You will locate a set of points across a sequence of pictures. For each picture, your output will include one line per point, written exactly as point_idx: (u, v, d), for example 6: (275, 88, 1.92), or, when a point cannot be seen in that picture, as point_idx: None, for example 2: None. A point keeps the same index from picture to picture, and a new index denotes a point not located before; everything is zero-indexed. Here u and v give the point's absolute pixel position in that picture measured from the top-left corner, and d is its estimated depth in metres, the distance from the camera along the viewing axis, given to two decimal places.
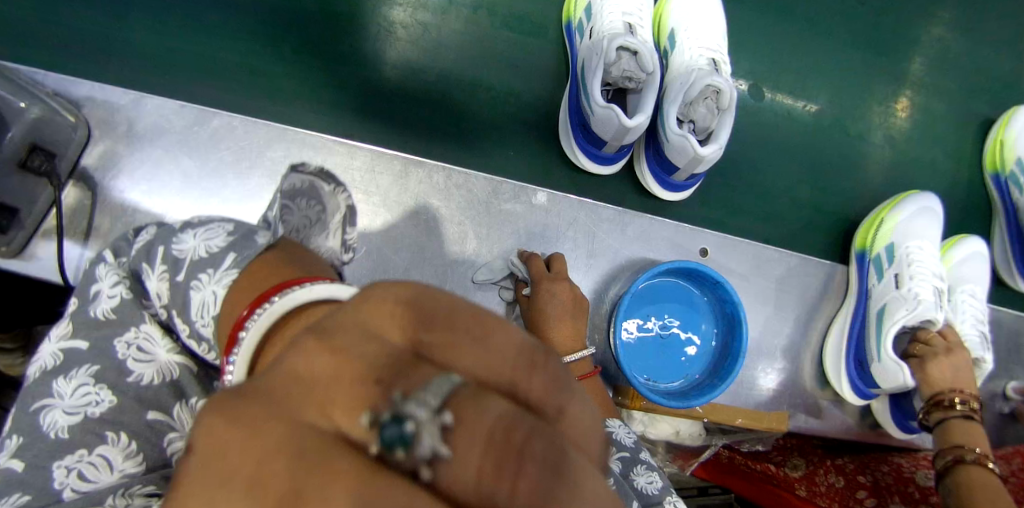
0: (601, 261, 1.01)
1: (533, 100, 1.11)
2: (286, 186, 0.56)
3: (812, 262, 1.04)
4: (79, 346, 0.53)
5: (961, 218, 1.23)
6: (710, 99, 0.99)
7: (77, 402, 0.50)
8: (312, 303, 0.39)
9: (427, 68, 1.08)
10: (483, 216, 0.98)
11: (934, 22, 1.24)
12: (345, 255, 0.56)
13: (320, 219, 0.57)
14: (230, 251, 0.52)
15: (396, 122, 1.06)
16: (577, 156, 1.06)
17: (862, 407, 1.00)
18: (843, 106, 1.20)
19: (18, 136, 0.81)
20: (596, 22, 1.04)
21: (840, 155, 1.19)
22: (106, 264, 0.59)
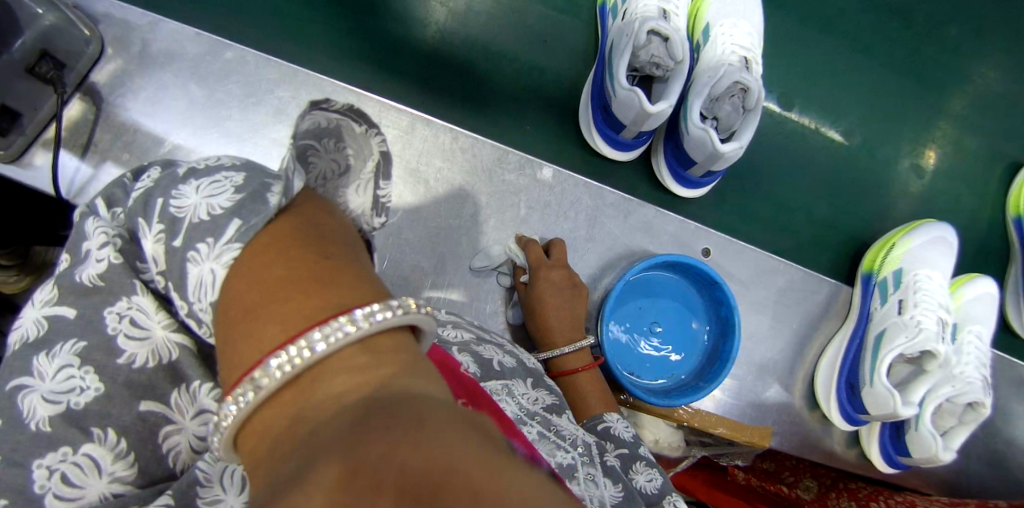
0: (599, 246, 0.99)
1: (557, 77, 1.09)
2: (300, 122, 0.43)
3: (817, 278, 1.01)
4: (65, 314, 0.38)
5: (978, 257, 1.17)
6: (736, 97, 0.95)
7: (58, 388, 0.37)
8: (367, 336, 0.33)
9: (454, 31, 1.06)
10: (485, 184, 0.97)
11: (982, 56, 1.20)
12: (374, 218, 0.47)
13: (348, 167, 0.47)
14: (235, 216, 0.37)
15: (414, 83, 1.05)
16: (594, 138, 1.03)
17: (850, 435, 0.96)
18: (873, 126, 1.16)
19: (28, 42, 0.84)
20: (630, 4, 1.00)
21: (866, 177, 1.15)
22: (97, 217, 0.43)
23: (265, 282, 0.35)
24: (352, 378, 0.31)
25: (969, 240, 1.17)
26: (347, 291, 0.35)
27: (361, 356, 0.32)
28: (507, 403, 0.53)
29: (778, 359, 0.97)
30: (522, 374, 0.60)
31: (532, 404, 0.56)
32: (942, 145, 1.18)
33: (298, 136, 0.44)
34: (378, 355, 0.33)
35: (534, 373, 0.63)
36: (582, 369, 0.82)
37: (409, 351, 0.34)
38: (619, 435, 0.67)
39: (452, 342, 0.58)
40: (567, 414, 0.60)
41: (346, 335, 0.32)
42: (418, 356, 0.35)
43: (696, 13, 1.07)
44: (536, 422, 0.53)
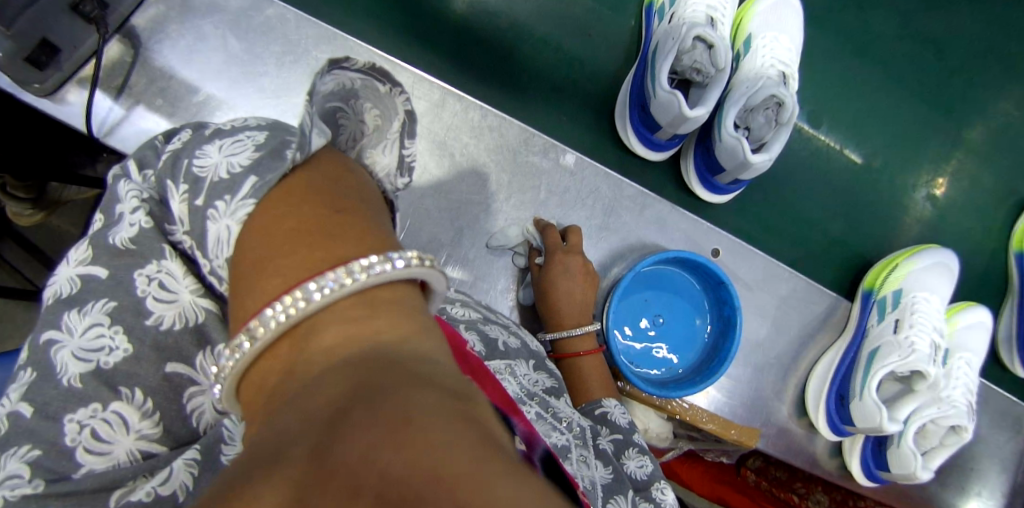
0: (613, 236, 1.03)
1: (595, 72, 1.12)
2: (320, 84, 0.38)
3: (818, 290, 1.04)
4: (97, 273, 0.39)
5: (975, 288, 1.20)
6: (770, 111, 0.97)
7: (87, 345, 0.38)
8: (368, 287, 0.30)
9: (501, 14, 1.09)
10: (509, 164, 1.00)
11: (1009, 95, 1.22)
12: (399, 179, 0.43)
13: (377, 127, 0.42)
14: (251, 174, 0.35)
15: (454, 62, 1.07)
16: (630, 138, 1.07)
17: (831, 445, 1.00)
18: (895, 151, 1.19)
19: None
20: (678, 8, 1.02)
21: (880, 198, 1.18)
22: (128, 181, 0.43)
23: (272, 236, 0.33)
24: (344, 331, 0.29)
25: (971, 270, 1.20)
26: (347, 242, 0.32)
27: (357, 309, 0.30)
28: (508, 382, 0.55)
29: (772, 365, 1.00)
30: (525, 356, 0.63)
31: (532, 385, 0.59)
32: (958, 176, 1.20)
33: (321, 100, 0.39)
34: (377, 308, 0.30)
35: (535, 356, 0.66)
36: (584, 352, 0.86)
37: (412, 307, 0.32)
38: (614, 420, 0.70)
39: (460, 318, 0.61)
40: (565, 398, 0.63)
41: (338, 288, 0.29)
42: (421, 312, 0.32)
43: (741, 21, 1.09)
44: (535, 403, 0.55)
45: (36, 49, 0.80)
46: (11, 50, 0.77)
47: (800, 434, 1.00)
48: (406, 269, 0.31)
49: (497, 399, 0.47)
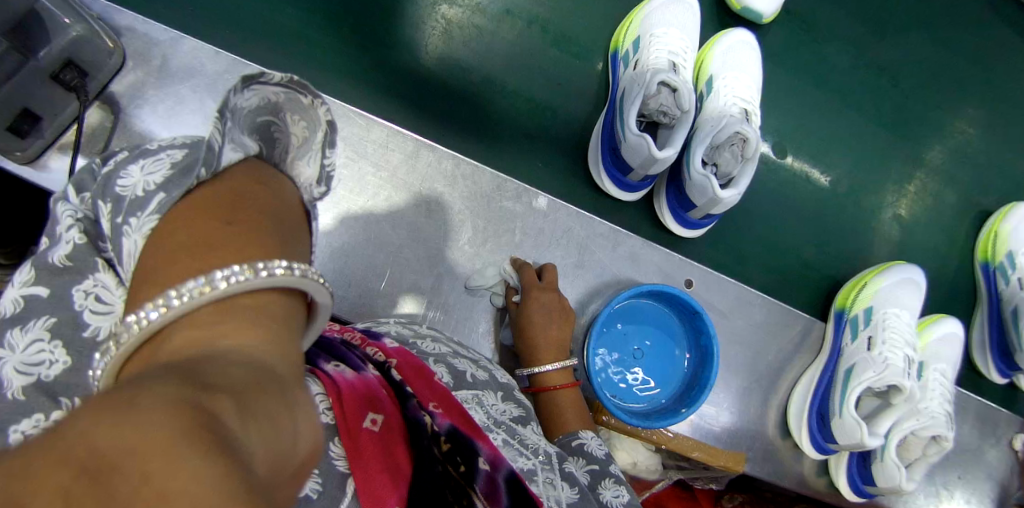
0: (588, 273, 1.01)
1: (569, 118, 1.13)
2: (239, 101, 0.37)
3: (791, 312, 1.05)
4: (39, 292, 0.39)
5: (947, 300, 1.22)
6: (736, 147, 1.01)
7: (29, 360, 0.38)
8: (239, 297, 0.29)
9: (473, 68, 1.09)
10: (483, 210, 0.97)
11: (958, 115, 1.28)
12: (317, 187, 0.43)
13: (300, 139, 0.42)
14: (161, 189, 0.36)
15: (427, 116, 1.07)
16: (603, 180, 1.08)
17: (820, 463, 0.99)
18: (857, 176, 1.22)
19: (55, 50, 0.80)
20: (642, 55, 1.05)
21: (848, 221, 1.21)
22: (67, 204, 0.43)
23: (172, 247, 0.32)
24: (196, 337, 0.27)
25: (942, 284, 1.22)
26: (227, 238, 0.32)
27: (211, 327, 0.28)
28: (475, 412, 0.53)
29: (753, 388, 1.00)
30: (493, 387, 0.60)
31: (500, 414, 0.56)
32: (918, 195, 1.24)
33: (245, 118, 0.38)
34: (237, 319, 0.28)
35: (506, 386, 0.62)
36: (561, 387, 0.82)
37: (280, 317, 0.30)
38: (590, 451, 0.67)
39: (428, 353, 0.58)
40: (533, 425, 0.60)
41: (200, 294, 0.28)
42: (293, 334, 0.30)
43: (701, 65, 1.14)
44: (502, 430, 0.54)
45: (19, 118, 0.79)
46: None
47: (785, 456, 0.98)
48: (276, 277, 0.30)
49: (461, 423, 0.44)
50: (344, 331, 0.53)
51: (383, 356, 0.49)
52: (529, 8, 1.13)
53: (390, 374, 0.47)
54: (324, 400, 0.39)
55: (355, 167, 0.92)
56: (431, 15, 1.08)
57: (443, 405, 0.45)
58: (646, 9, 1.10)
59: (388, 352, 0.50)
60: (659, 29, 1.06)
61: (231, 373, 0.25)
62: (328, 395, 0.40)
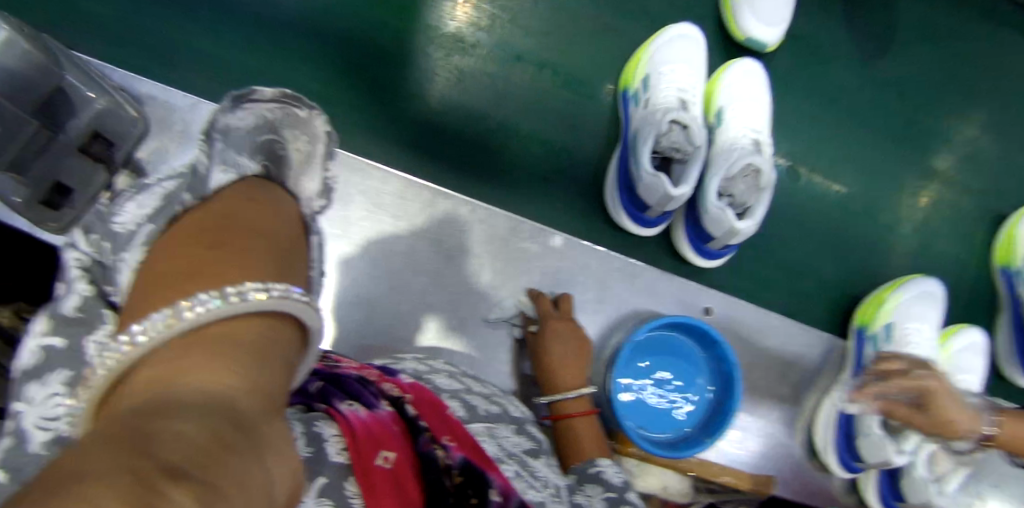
0: (607, 308, 0.99)
1: (584, 161, 1.06)
2: (231, 120, 0.45)
3: (812, 333, 1.03)
4: (55, 343, 0.40)
5: (968, 309, 1.18)
6: (750, 178, 0.98)
7: (46, 414, 0.38)
8: (210, 325, 0.29)
9: (486, 115, 1.02)
10: (500, 252, 0.96)
11: (965, 120, 1.21)
12: (318, 202, 0.46)
13: (306, 154, 0.47)
14: (149, 221, 0.37)
15: (433, 165, 0.99)
16: (620, 217, 1.01)
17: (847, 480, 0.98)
18: (876, 193, 1.15)
19: (83, 122, 0.82)
20: (652, 94, 1.01)
21: (871, 240, 1.14)
22: (74, 248, 0.45)
23: (160, 273, 0.33)
24: (161, 373, 0.26)
25: (960, 294, 1.19)
26: (216, 252, 0.34)
27: (176, 360, 0.27)
28: (488, 444, 0.53)
29: (777, 411, 0.98)
30: (505, 420, 0.60)
31: (512, 446, 0.56)
32: (935, 203, 1.19)
33: (244, 137, 0.45)
34: (207, 349, 0.28)
35: (519, 420, 0.62)
36: (578, 414, 0.80)
37: (255, 344, 0.30)
38: (608, 479, 0.65)
39: (443, 388, 0.59)
40: (543, 458, 0.59)
41: (172, 324, 0.28)
42: (269, 358, 0.30)
43: (712, 93, 1.07)
44: (513, 460, 0.53)
45: (51, 191, 0.81)
46: (28, 195, 0.79)
47: (814, 475, 0.98)
48: (251, 302, 0.31)
49: (474, 455, 0.45)
50: (361, 368, 0.54)
51: (398, 392, 0.49)
52: (536, 51, 1.05)
53: (404, 409, 0.47)
54: (338, 440, 0.39)
55: (375, 219, 0.91)
56: (439, 65, 1.01)
57: (457, 439, 0.46)
58: (652, 48, 1.04)
59: (403, 388, 0.50)
60: (666, 66, 1.03)
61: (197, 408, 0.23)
62: (342, 435, 0.40)
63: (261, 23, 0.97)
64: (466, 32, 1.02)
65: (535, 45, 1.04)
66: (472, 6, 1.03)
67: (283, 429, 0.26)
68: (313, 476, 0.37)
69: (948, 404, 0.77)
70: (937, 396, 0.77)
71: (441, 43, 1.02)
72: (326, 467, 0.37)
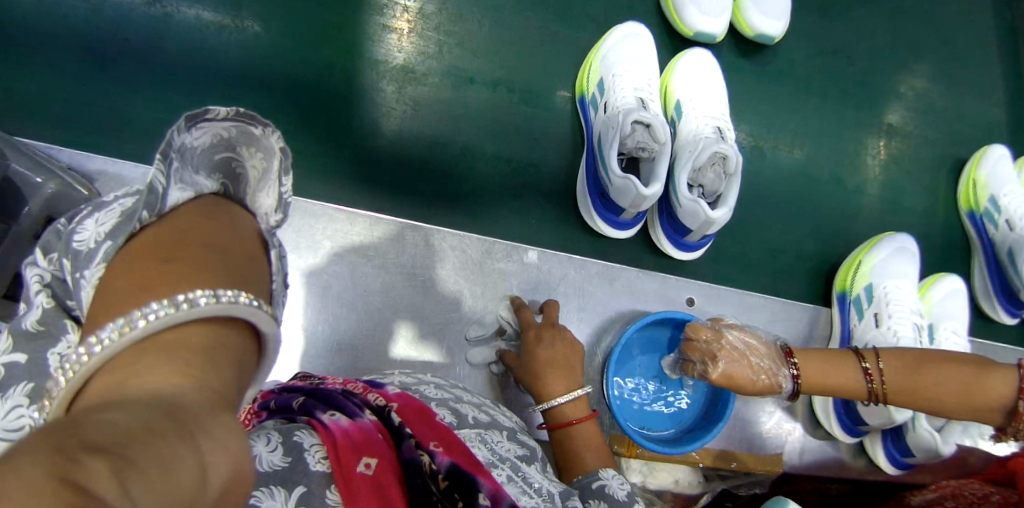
0: (591, 314, 0.95)
1: (552, 172, 0.98)
2: (186, 141, 0.36)
3: (795, 306, 1.03)
4: (16, 359, 0.36)
5: (942, 256, 1.19)
6: (717, 166, 0.90)
7: (9, 427, 0.34)
8: (165, 331, 0.27)
9: (449, 142, 0.95)
10: (476, 275, 0.91)
11: (911, 73, 1.22)
12: (277, 217, 0.41)
13: (265, 171, 0.41)
14: (108, 238, 0.33)
15: (389, 197, 0.92)
16: (596, 222, 0.95)
17: (854, 444, 0.97)
18: (838, 158, 1.15)
19: (35, 209, 0.72)
20: (608, 96, 0.94)
21: (840, 205, 1.14)
22: (35, 265, 0.40)
23: (109, 288, 0.30)
24: (112, 382, 0.24)
25: (933, 242, 1.19)
26: (167, 267, 0.30)
27: (129, 366, 0.25)
28: (479, 449, 0.51)
29: None
30: (497, 427, 0.57)
31: (505, 450, 0.53)
32: (895, 159, 1.19)
33: (199, 158, 0.38)
34: (159, 354, 0.26)
35: (512, 428, 0.59)
36: (578, 420, 0.75)
37: (214, 346, 0.28)
38: (612, 493, 0.61)
39: (431, 396, 0.56)
40: (538, 463, 0.55)
41: (118, 336, 0.25)
42: (231, 358, 0.28)
43: (664, 88, 1.04)
44: (506, 465, 0.50)
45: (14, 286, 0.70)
46: None
47: (821, 445, 0.96)
48: (206, 306, 0.27)
49: (462, 459, 0.42)
50: (347, 381, 0.51)
51: (384, 400, 0.46)
52: (490, 71, 0.98)
53: (389, 418, 0.44)
54: (319, 450, 0.38)
55: (344, 262, 0.86)
56: (387, 98, 0.93)
57: (446, 443, 0.43)
58: (601, 51, 0.98)
59: (391, 397, 0.47)
60: (619, 67, 0.95)
61: (126, 415, 0.21)
62: (322, 447, 0.38)
63: (181, 70, 0.87)
64: (405, 58, 0.94)
65: (485, 64, 0.97)
66: (416, 34, 0.95)
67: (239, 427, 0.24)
68: (290, 486, 0.35)
69: (742, 372, 0.75)
70: (728, 369, 0.75)
71: (390, 76, 0.94)
72: (308, 476, 0.36)
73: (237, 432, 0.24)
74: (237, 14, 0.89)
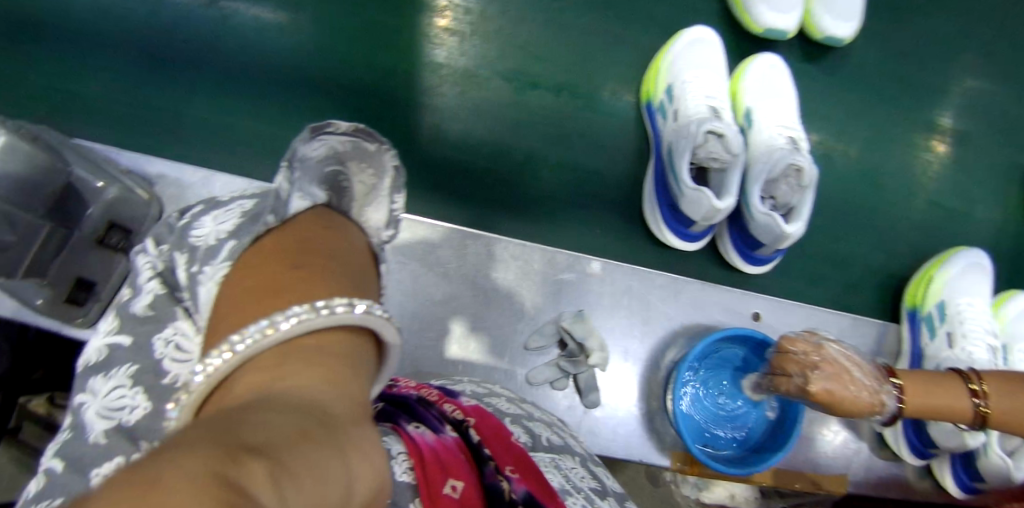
0: (656, 328, 0.88)
1: (605, 177, 0.97)
2: (305, 152, 0.41)
3: (866, 321, 0.98)
4: (121, 341, 0.39)
5: (1013, 270, 1.13)
6: (791, 178, 0.87)
7: (111, 404, 0.37)
8: (305, 335, 0.29)
9: (501, 145, 0.95)
10: (538, 286, 0.85)
11: (986, 76, 1.15)
12: (386, 232, 0.43)
13: (373, 186, 0.43)
14: (231, 238, 0.37)
15: (442, 198, 0.92)
16: (663, 231, 0.93)
17: (920, 466, 0.92)
18: (906, 165, 1.09)
19: (97, 213, 0.68)
20: (679, 104, 0.91)
21: (907, 214, 1.08)
22: (145, 253, 0.43)
23: (246, 289, 0.33)
24: (261, 379, 0.27)
25: (1004, 255, 1.13)
26: (297, 272, 0.33)
27: (276, 366, 0.27)
28: (553, 476, 0.49)
29: None
30: (569, 451, 0.56)
31: (580, 480, 0.51)
32: (966, 166, 1.13)
33: (314, 169, 0.41)
34: (301, 358, 0.28)
35: (583, 455, 0.58)
36: None
37: (344, 354, 0.30)
38: None
39: (505, 413, 0.56)
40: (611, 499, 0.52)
41: (266, 335, 0.28)
42: (359, 368, 0.30)
43: (735, 93, 0.99)
44: (580, 495, 0.48)
45: (75, 288, 0.69)
46: (49, 296, 0.67)
47: (886, 466, 0.92)
48: (345, 314, 0.30)
49: (539, 490, 0.41)
50: (420, 387, 0.53)
51: (461, 415, 0.47)
52: (544, 73, 0.97)
53: (467, 435, 0.45)
54: (405, 460, 0.39)
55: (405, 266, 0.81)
56: (442, 99, 0.94)
57: (522, 469, 0.43)
58: (669, 56, 0.96)
59: (466, 411, 0.48)
60: (687, 73, 0.93)
61: (278, 418, 0.23)
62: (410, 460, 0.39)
63: (246, 72, 0.90)
64: (447, 58, 0.95)
65: (538, 66, 0.97)
66: (470, 36, 0.96)
67: (370, 438, 0.26)
68: None
69: (841, 389, 0.69)
70: (829, 385, 0.69)
71: (445, 77, 0.94)
72: (395, 488, 0.37)
73: (369, 443, 0.25)
74: (300, 17, 0.92)
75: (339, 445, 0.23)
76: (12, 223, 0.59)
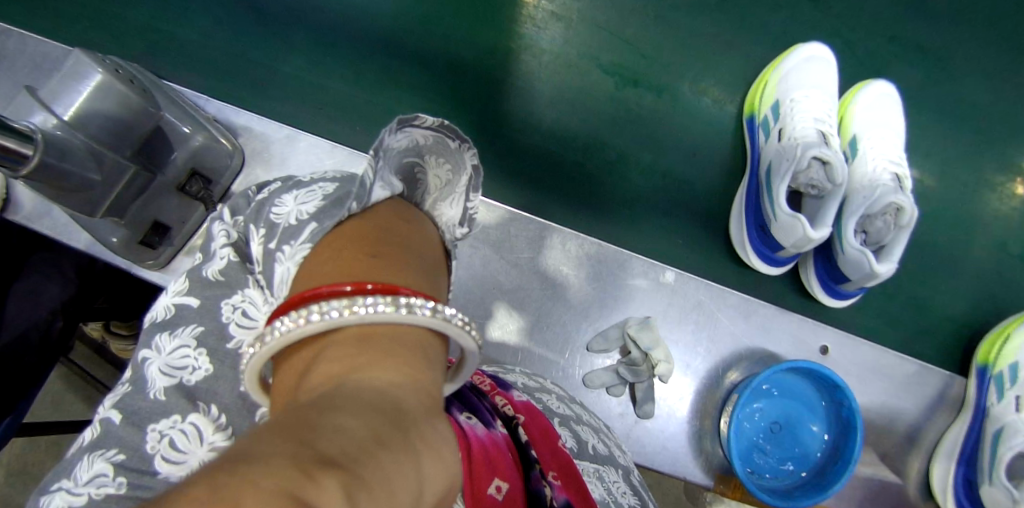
0: (720, 348, 0.84)
1: (670, 180, 0.93)
2: (392, 141, 0.37)
3: (935, 370, 0.91)
4: (189, 302, 0.39)
5: None
6: (889, 216, 0.82)
7: (174, 362, 0.38)
8: (381, 324, 0.27)
9: (576, 130, 0.92)
10: (598, 280, 0.83)
11: None
12: (459, 229, 0.41)
13: (448, 181, 0.41)
14: (314, 220, 0.36)
15: (508, 179, 0.90)
16: (748, 255, 0.89)
17: None
18: (1004, 205, 1.00)
19: (182, 159, 0.69)
20: (785, 123, 0.86)
21: (995, 257, 0.99)
22: (222, 221, 0.43)
23: (326, 264, 0.31)
24: (336, 366, 0.25)
25: None
26: (377, 269, 0.30)
27: (349, 352, 0.26)
28: (596, 487, 0.48)
29: (882, 450, 0.88)
30: (614, 463, 0.55)
31: (622, 496, 0.51)
32: None
33: (394, 158, 0.38)
34: (376, 346, 0.26)
35: (626, 467, 0.57)
36: None
37: (420, 344, 0.28)
38: None
39: (555, 412, 0.55)
40: None
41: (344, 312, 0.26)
42: (434, 360, 0.28)
43: (842, 116, 0.94)
44: None
45: (150, 231, 0.69)
46: (125, 236, 0.67)
47: None
48: (427, 317, 0.27)
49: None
50: (474, 375, 0.52)
51: (512, 410, 0.46)
52: (627, 62, 0.93)
53: (516, 433, 0.43)
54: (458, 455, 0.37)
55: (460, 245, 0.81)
56: (519, 78, 0.91)
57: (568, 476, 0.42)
58: (781, 70, 0.90)
59: (518, 407, 0.46)
60: (798, 92, 0.87)
61: (356, 419, 0.21)
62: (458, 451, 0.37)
63: (326, 28, 0.89)
64: (551, 43, 0.92)
65: (622, 55, 0.93)
66: (557, 15, 0.92)
67: (444, 436, 0.24)
68: None
69: None
70: None
71: (524, 55, 0.91)
72: None
73: (444, 442, 0.24)
74: None
75: (414, 447, 0.22)
76: (100, 161, 0.57)
